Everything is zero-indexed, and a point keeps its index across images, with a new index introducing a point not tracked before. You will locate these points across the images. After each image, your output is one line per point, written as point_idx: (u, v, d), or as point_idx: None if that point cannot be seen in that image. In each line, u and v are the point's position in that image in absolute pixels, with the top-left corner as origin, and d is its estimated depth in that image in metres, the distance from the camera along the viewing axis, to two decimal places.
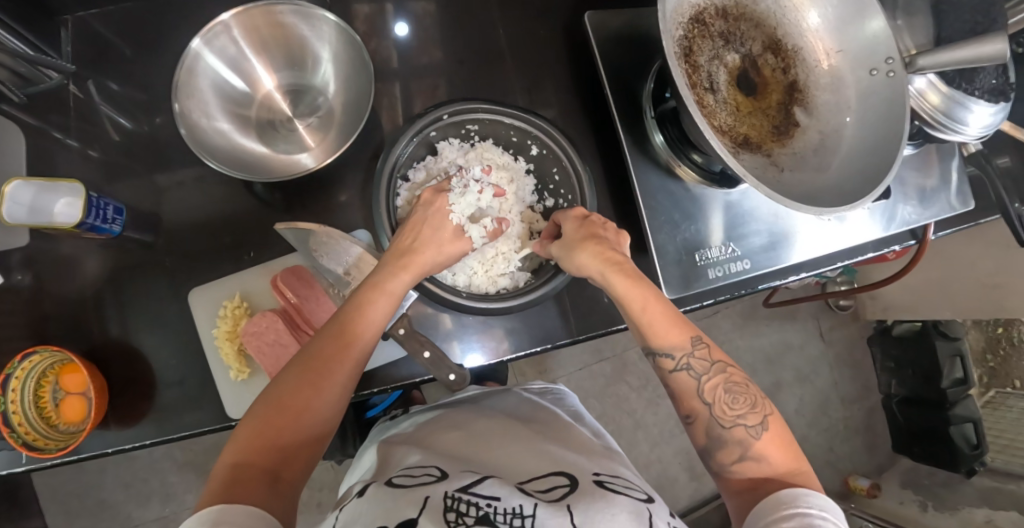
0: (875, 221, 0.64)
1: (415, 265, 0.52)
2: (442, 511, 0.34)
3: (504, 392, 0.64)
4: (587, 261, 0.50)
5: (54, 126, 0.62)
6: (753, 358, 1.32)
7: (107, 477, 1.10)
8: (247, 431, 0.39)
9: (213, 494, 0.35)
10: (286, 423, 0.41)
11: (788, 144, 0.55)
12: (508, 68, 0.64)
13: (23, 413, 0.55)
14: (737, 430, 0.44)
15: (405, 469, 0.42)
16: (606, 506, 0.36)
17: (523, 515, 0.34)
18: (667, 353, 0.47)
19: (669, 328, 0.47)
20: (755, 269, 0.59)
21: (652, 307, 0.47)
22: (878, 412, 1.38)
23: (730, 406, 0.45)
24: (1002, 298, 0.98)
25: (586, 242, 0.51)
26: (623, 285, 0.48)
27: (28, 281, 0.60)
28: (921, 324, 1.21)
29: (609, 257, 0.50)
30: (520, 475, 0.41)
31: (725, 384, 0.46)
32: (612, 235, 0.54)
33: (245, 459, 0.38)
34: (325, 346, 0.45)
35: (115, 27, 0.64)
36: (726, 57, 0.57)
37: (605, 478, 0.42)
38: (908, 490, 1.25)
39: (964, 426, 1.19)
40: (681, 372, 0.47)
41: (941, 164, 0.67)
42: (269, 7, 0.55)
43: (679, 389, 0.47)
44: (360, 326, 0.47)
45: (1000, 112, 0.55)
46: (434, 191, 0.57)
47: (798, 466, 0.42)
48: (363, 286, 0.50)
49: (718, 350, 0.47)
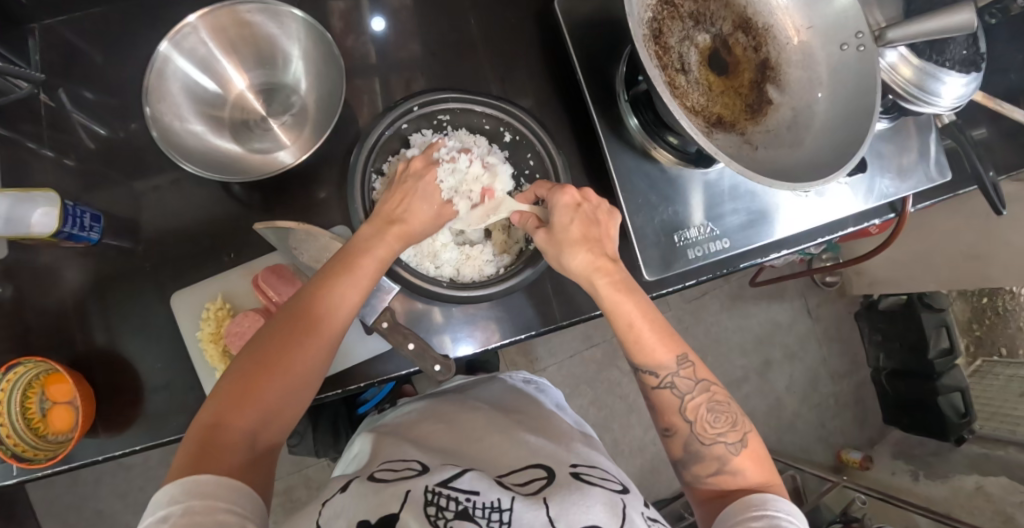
0: (854, 194, 0.65)
1: (405, 233, 0.52)
2: (422, 505, 0.35)
3: (489, 380, 0.66)
4: (576, 265, 0.48)
5: (26, 137, 0.62)
6: (742, 338, 1.34)
7: (102, 488, 1.10)
8: (230, 391, 0.41)
9: (191, 455, 0.36)
10: (267, 387, 0.42)
11: (762, 122, 0.55)
12: (482, 58, 0.64)
13: (11, 425, 0.54)
14: (715, 447, 0.46)
15: (387, 462, 0.43)
16: (581, 499, 0.37)
17: (501, 509, 0.35)
18: (651, 371, 0.47)
19: (658, 346, 0.47)
20: (734, 247, 0.60)
21: (642, 329, 0.47)
22: (868, 386, 1.40)
23: (711, 425, 0.46)
24: (984, 268, 0.99)
25: (578, 246, 0.48)
26: (618, 302, 0.47)
27: (9, 294, 0.59)
28: (908, 297, 1.23)
29: (598, 261, 0.48)
30: (500, 469, 0.43)
31: (706, 403, 0.47)
32: (602, 228, 0.51)
33: (224, 420, 0.39)
34: (311, 309, 0.45)
35: (84, 33, 0.63)
36: (696, 38, 0.57)
37: (582, 470, 0.43)
38: (900, 461, 1.28)
39: (953, 395, 1.21)
40: (664, 390, 0.47)
41: (919, 137, 0.67)
42: (234, 6, 0.55)
43: (660, 405, 0.48)
44: (345, 294, 0.47)
45: (972, 82, 0.56)
46: (427, 162, 0.56)
47: (771, 479, 0.45)
48: (349, 252, 0.49)
49: (703, 368, 0.48)
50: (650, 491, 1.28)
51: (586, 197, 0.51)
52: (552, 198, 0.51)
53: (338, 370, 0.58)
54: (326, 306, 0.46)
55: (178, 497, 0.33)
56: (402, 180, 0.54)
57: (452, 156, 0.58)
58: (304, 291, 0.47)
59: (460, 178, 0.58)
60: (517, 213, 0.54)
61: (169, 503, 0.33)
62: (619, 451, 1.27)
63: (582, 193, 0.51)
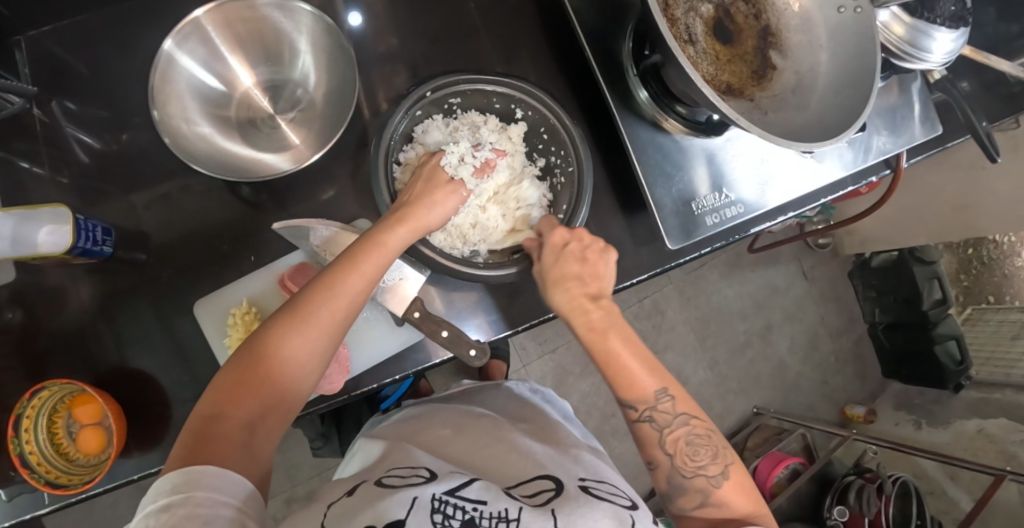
0: (853, 154, 0.67)
1: (411, 220, 0.52)
2: (430, 512, 0.36)
3: (495, 388, 0.71)
4: (560, 301, 0.51)
5: (21, 155, 0.60)
6: (743, 305, 1.37)
7: (122, 509, 1.09)
8: (227, 382, 0.41)
9: (186, 445, 0.37)
10: (266, 379, 0.42)
11: (768, 88, 0.57)
12: (484, 42, 0.64)
13: (40, 452, 0.54)
14: (698, 480, 0.45)
15: (395, 468, 0.45)
16: (589, 513, 0.38)
17: (508, 519, 0.36)
18: (631, 405, 0.48)
19: (635, 383, 0.47)
20: (748, 213, 0.61)
21: (622, 358, 0.48)
22: (865, 341, 1.45)
23: (692, 457, 0.46)
24: (970, 218, 1.03)
25: (558, 283, 0.51)
26: (592, 342, 0.49)
27: (20, 318, 0.58)
28: (898, 253, 1.26)
29: (574, 298, 0.50)
30: (507, 481, 0.44)
31: (688, 436, 0.46)
32: (588, 266, 0.52)
33: (222, 410, 0.39)
34: (313, 298, 0.45)
35: (72, 41, 0.62)
36: (700, 8, 0.58)
37: (590, 483, 0.45)
38: (902, 412, 1.34)
39: (948, 344, 1.24)
40: (645, 424, 0.47)
41: (902, 93, 0.69)
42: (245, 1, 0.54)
43: (642, 438, 0.48)
44: (350, 286, 0.47)
45: (961, 37, 0.57)
46: (429, 155, 0.58)
47: (758, 510, 0.44)
48: (357, 244, 0.49)
49: (684, 402, 0.48)
50: None
51: (580, 236, 0.54)
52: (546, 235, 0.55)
53: (369, 365, 0.59)
54: (331, 296, 0.45)
55: (178, 487, 0.34)
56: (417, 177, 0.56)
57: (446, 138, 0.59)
58: (312, 281, 0.46)
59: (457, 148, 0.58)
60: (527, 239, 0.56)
61: (169, 492, 0.33)
62: None
63: (574, 233, 0.54)
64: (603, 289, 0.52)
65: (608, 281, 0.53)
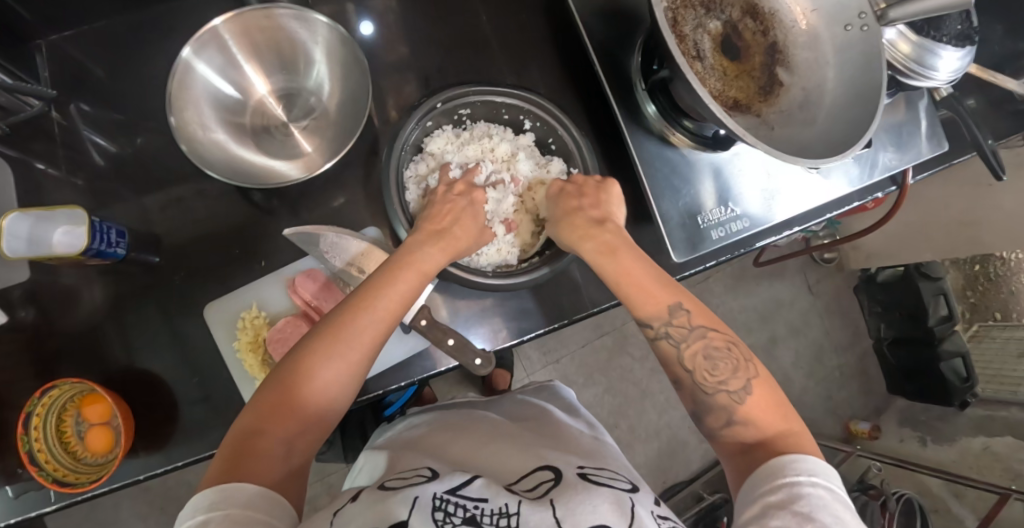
0: (859, 171, 0.67)
1: (448, 247, 0.53)
2: (431, 510, 0.36)
3: (501, 398, 0.71)
4: (565, 234, 0.55)
5: (39, 156, 0.61)
6: (747, 317, 1.37)
7: (124, 510, 1.10)
8: (268, 400, 0.42)
9: (229, 458, 0.39)
10: (304, 396, 0.43)
11: (774, 103, 0.57)
12: (494, 54, 0.65)
13: (48, 450, 0.54)
14: (719, 396, 0.46)
15: (398, 473, 0.45)
16: (589, 499, 0.38)
17: (509, 514, 0.36)
18: (646, 323, 0.50)
19: (648, 300, 0.50)
20: (753, 227, 0.62)
21: (632, 278, 0.51)
22: (870, 356, 1.44)
23: (711, 372, 0.46)
24: (977, 233, 1.03)
25: (568, 218, 0.55)
26: (603, 262, 0.52)
27: (32, 316, 0.59)
28: (904, 269, 1.26)
29: (580, 226, 0.54)
30: (509, 476, 0.45)
31: (705, 349, 0.47)
32: (588, 199, 0.56)
33: (263, 427, 0.41)
34: (352, 318, 0.46)
35: (92, 47, 0.63)
36: (708, 25, 0.59)
37: (589, 470, 0.45)
38: (907, 428, 1.33)
39: (953, 361, 1.24)
40: (662, 341, 0.49)
41: (910, 110, 0.70)
42: (267, 10, 0.54)
43: (662, 357, 0.50)
44: (388, 307, 0.48)
45: (966, 56, 0.58)
46: (468, 187, 0.58)
47: (788, 427, 0.43)
48: (392, 264, 0.50)
49: (700, 314, 0.49)
50: (668, 475, 1.30)
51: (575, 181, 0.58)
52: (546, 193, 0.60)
53: (374, 373, 0.59)
54: (367, 316, 0.46)
55: (216, 503, 0.34)
56: (447, 199, 0.57)
57: (490, 181, 0.62)
58: (352, 300, 0.47)
59: (501, 201, 0.61)
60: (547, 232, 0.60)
61: (207, 509, 0.34)
62: (635, 437, 1.30)
63: (569, 180, 0.59)
64: (609, 216, 0.55)
65: (615, 208, 0.56)
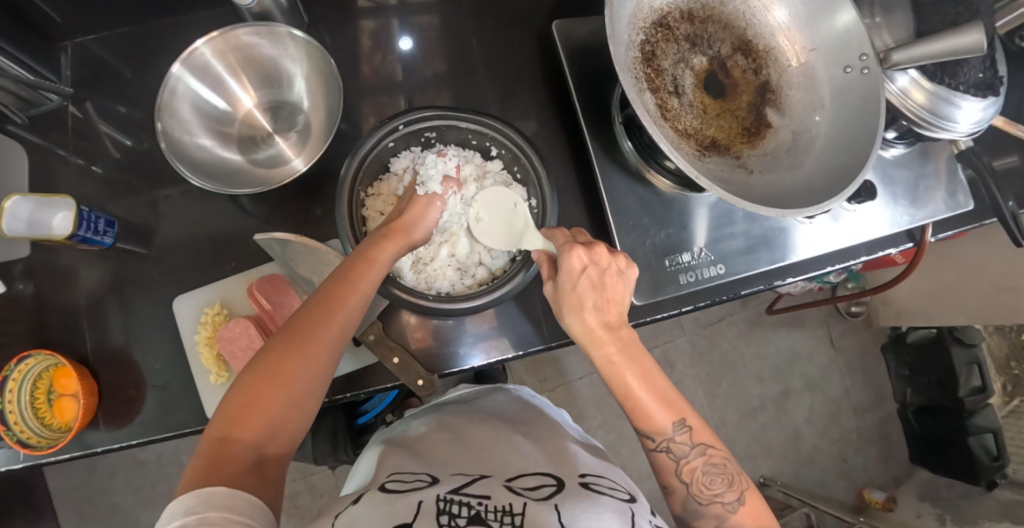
0: (863, 222, 0.63)
1: (399, 234, 0.52)
2: (435, 514, 0.36)
3: (495, 391, 0.68)
4: (575, 329, 0.48)
5: (55, 144, 0.66)
6: (758, 364, 1.30)
7: (117, 483, 1.15)
8: (233, 407, 0.42)
9: (199, 467, 0.38)
10: (273, 398, 0.42)
11: (758, 145, 0.55)
12: (484, 79, 0.65)
13: (19, 412, 0.57)
14: (714, 506, 0.45)
15: (398, 472, 0.44)
16: (593, 506, 0.39)
17: (512, 513, 0.37)
18: (648, 435, 0.47)
19: (658, 411, 0.46)
20: (729, 273, 0.59)
21: (638, 394, 0.46)
22: (893, 421, 1.33)
23: (708, 486, 0.46)
24: (1014, 300, 0.94)
25: (575, 310, 0.47)
26: (611, 377, 0.47)
27: (29, 290, 0.63)
28: (937, 330, 1.18)
29: (596, 329, 0.47)
30: (508, 473, 0.44)
31: (703, 466, 0.46)
32: (605, 293, 0.48)
33: (232, 434, 0.40)
34: (313, 314, 0.46)
35: (116, 49, 0.68)
36: (692, 60, 0.57)
37: (591, 479, 0.45)
38: (925, 504, 1.20)
39: (985, 437, 1.14)
40: (661, 454, 0.47)
41: (947, 164, 0.65)
42: (232, 31, 0.57)
43: (657, 467, 0.47)
44: (348, 303, 0.47)
45: (989, 107, 0.52)
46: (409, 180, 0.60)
47: None
48: (350, 261, 0.50)
49: (701, 432, 0.47)
50: None
51: (598, 256, 0.48)
52: (562, 257, 0.48)
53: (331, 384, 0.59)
54: (329, 317, 0.46)
55: (192, 508, 0.35)
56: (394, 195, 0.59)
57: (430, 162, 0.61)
58: (312, 299, 0.47)
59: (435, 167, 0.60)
60: (535, 252, 0.53)
61: (183, 514, 0.34)
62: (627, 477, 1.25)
63: (589, 254, 0.47)
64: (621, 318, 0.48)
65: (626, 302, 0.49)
